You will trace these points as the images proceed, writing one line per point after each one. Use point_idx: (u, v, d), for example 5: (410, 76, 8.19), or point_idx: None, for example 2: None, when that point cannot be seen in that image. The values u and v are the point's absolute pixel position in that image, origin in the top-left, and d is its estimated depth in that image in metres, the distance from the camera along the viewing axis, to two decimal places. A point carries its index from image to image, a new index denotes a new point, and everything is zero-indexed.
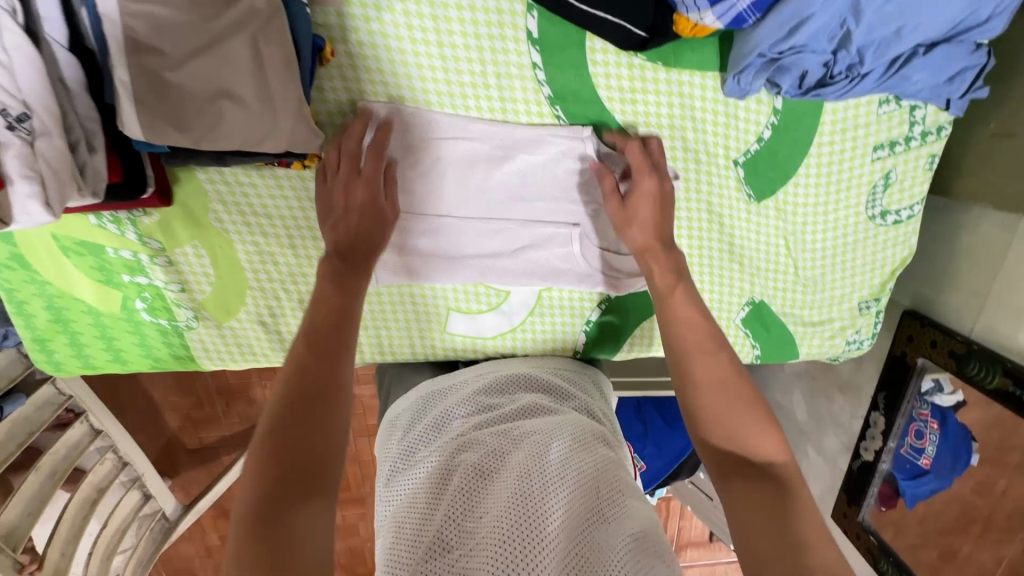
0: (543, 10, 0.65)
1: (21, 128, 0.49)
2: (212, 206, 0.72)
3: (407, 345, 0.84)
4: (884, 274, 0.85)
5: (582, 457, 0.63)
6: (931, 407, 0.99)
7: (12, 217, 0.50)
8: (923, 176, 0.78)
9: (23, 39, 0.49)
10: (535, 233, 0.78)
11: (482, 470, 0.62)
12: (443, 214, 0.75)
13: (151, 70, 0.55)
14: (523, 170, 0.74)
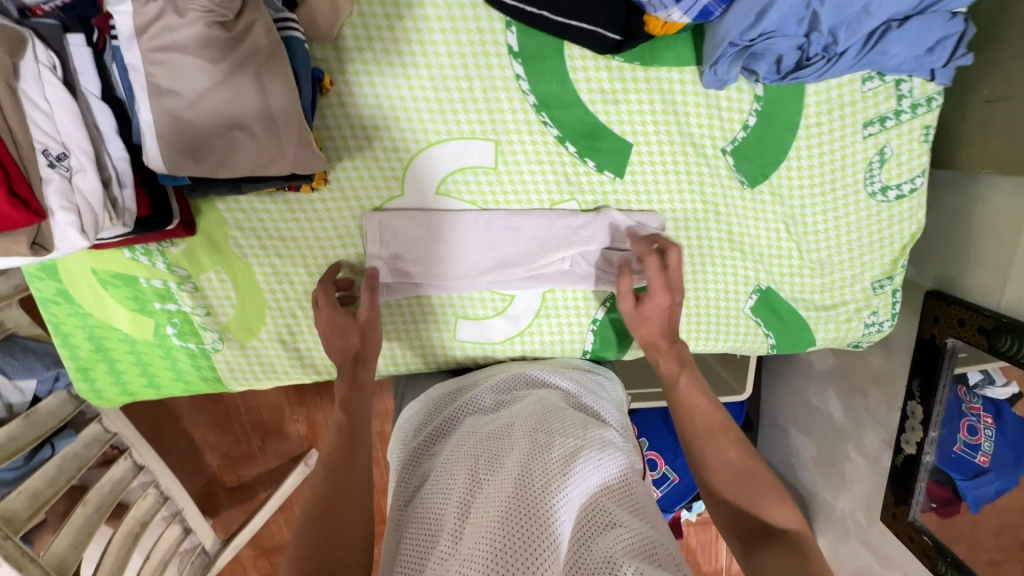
0: (520, 26, 0.70)
1: (60, 166, 0.55)
2: (232, 233, 0.78)
3: (419, 354, 0.86)
4: (896, 252, 0.83)
5: (594, 458, 0.66)
6: (983, 401, 0.93)
7: (53, 245, 0.56)
8: (920, 148, 0.78)
9: (61, 90, 0.56)
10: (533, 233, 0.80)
11: (490, 464, 0.65)
12: (443, 223, 0.79)
13: (171, 110, 0.61)
14: (515, 173, 0.78)
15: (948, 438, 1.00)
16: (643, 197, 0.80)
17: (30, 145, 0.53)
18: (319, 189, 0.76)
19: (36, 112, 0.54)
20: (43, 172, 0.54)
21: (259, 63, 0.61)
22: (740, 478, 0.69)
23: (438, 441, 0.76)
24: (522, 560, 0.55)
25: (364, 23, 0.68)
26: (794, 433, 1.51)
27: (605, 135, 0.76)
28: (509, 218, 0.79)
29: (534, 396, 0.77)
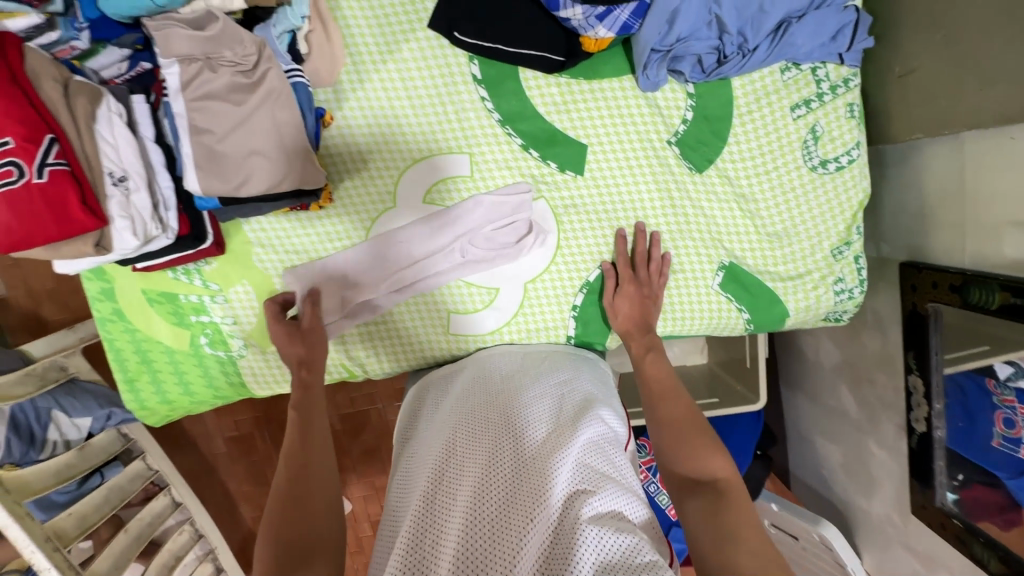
0: (481, 59, 0.86)
1: (121, 186, 0.71)
2: (254, 250, 0.92)
3: (417, 350, 0.96)
4: (848, 219, 0.90)
5: (566, 435, 0.70)
6: (1017, 392, 0.85)
7: (112, 246, 0.71)
8: (848, 123, 0.87)
9: (125, 131, 0.73)
10: (497, 238, 0.90)
11: (472, 442, 0.70)
12: (419, 235, 0.91)
13: (206, 144, 0.78)
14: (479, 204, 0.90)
15: (972, 428, 0.94)
16: (603, 190, 0.90)
17: (102, 169, 0.70)
18: (326, 207, 0.90)
19: (109, 148, 0.72)
20: (107, 190, 0.70)
21: (274, 102, 0.78)
22: (682, 428, 0.71)
23: (421, 421, 0.84)
24: (495, 527, 0.59)
25: (356, 70, 0.86)
26: (819, 442, 1.46)
27: (563, 140, 0.88)
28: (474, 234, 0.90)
29: (513, 382, 0.82)
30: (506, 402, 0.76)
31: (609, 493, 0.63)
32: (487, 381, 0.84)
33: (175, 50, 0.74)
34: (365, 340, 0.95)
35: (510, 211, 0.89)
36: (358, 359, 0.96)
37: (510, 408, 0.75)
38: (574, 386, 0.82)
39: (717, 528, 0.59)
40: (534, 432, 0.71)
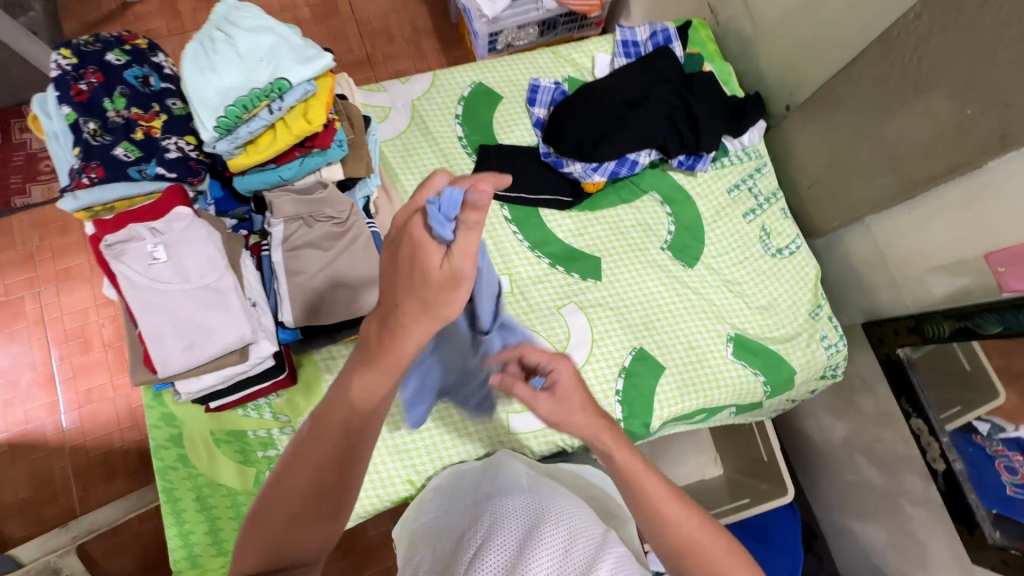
0: (511, 204, 1.11)
1: (148, 257, 0.75)
2: (322, 375, 0.99)
3: (490, 442, 1.01)
4: (811, 289, 1.13)
5: (553, 518, 0.74)
6: (1005, 442, 1.01)
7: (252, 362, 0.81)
8: (786, 221, 1.16)
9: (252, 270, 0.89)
10: (200, 273, 0.77)
11: (494, 526, 0.73)
12: (188, 283, 0.76)
13: (301, 283, 0.91)
14: (190, 250, 0.77)
15: (979, 471, 1.07)
16: (618, 287, 1.10)
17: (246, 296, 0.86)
18: None
19: (192, 248, 0.77)
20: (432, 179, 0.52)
21: (358, 244, 0.94)
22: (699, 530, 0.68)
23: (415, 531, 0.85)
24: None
25: None
26: (857, 525, 1.41)
27: (580, 256, 1.11)
28: (193, 282, 0.76)
29: (497, 492, 0.81)
30: (497, 503, 0.78)
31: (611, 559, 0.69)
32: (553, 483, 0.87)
33: (282, 211, 0.91)
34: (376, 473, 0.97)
35: (175, 251, 0.76)
36: (422, 473, 0.98)
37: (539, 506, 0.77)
38: (544, 495, 0.80)
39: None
40: (532, 513, 0.75)
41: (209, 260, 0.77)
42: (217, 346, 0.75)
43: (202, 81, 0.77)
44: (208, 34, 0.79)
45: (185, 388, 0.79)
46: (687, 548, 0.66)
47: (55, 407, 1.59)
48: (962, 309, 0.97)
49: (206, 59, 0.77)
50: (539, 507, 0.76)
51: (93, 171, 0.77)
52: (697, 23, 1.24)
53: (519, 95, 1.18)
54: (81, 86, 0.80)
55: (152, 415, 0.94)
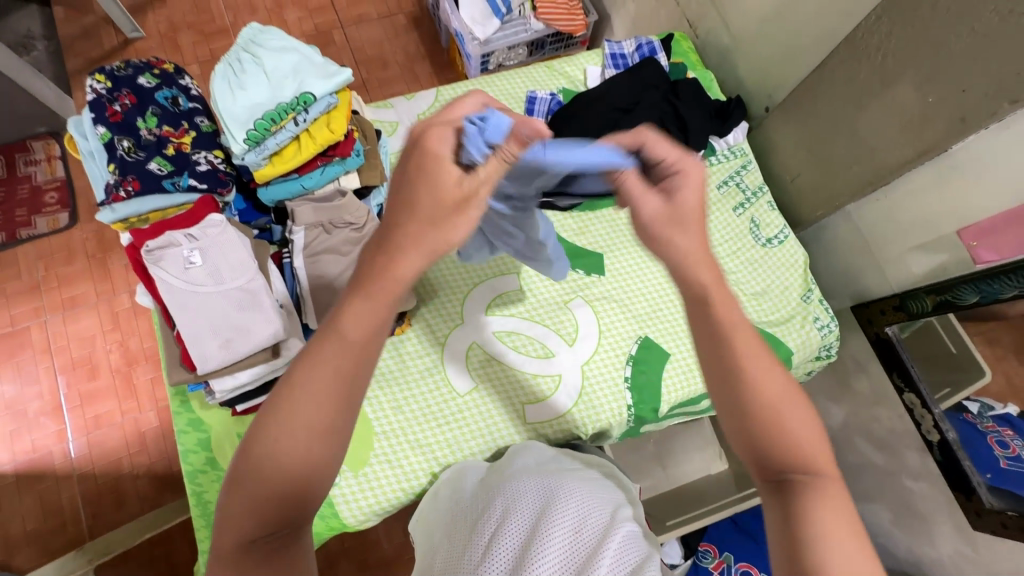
0: None
1: (186, 260, 0.80)
2: None
3: (508, 431, 1.05)
4: (802, 275, 1.20)
5: (563, 503, 0.76)
6: (996, 418, 1.06)
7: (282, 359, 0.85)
8: (773, 212, 1.24)
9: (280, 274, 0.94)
10: (233, 276, 0.82)
11: (506, 512, 0.75)
12: (220, 285, 0.81)
13: (322, 287, 0.95)
14: (222, 254, 0.82)
15: (973, 445, 1.11)
16: (620, 281, 1.16)
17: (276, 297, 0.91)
18: (407, 331, 1.08)
19: (225, 252, 0.82)
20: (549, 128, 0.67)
21: None
22: (780, 389, 0.57)
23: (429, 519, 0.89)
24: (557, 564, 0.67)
25: None
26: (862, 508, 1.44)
27: (583, 253, 1.17)
28: (225, 284, 0.81)
29: (506, 480, 0.84)
30: (508, 489, 0.80)
31: (623, 542, 0.71)
32: (562, 466, 0.89)
33: (302, 218, 0.96)
34: (399, 467, 1.00)
35: (210, 255, 0.81)
36: (444, 464, 1.01)
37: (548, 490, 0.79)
38: (553, 479, 0.82)
39: (792, 540, 0.50)
40: (542, 499, 0.77)
41: (241, 263, 0.82)
42: (251, 343, 0.80)
43: (231, 98, 0.83)
44: (236, 55, 0.86)
45: (218, 387, 0.82)
46: (758, 406, 0.56)
47: (64, 434, 1.51)
48: (941, 283, 1.05)
49: (235, 79, 0.84)
50: (549, 492, 0.78)
51: (130, 184, 0.82)
52: (679, 36, 1.34)
53: (518, 106, 1.26)
54: (116, 107, 0.86)
55: (180, 421, 0.97)
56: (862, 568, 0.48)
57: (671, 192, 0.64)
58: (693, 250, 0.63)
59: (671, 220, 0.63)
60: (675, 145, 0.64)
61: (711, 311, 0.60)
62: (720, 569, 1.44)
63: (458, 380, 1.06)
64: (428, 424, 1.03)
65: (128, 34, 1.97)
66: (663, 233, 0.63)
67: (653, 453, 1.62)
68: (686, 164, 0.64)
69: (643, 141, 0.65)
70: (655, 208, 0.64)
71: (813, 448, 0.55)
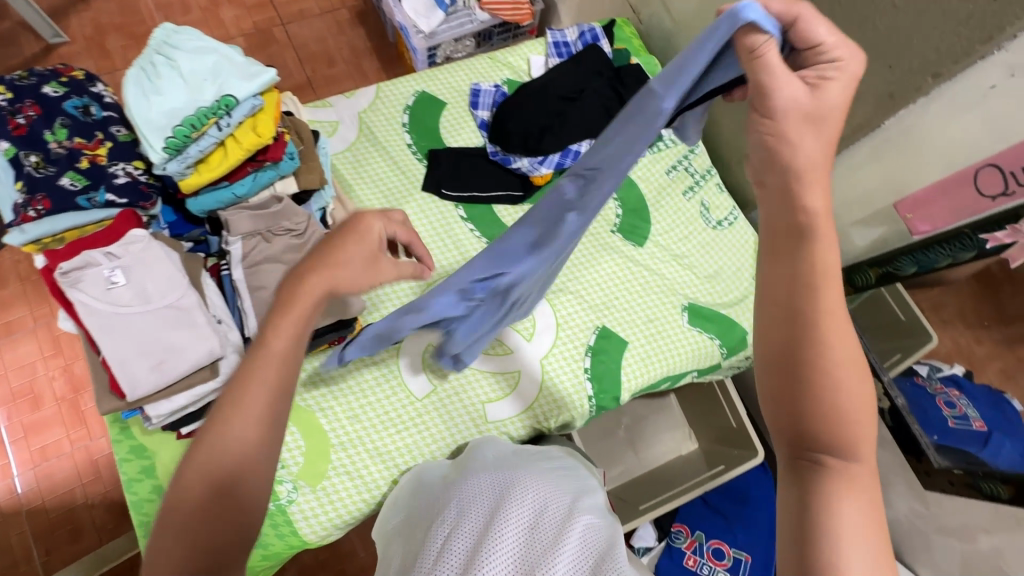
0: (465, 204, 1.15)
1: (108, 280, 0.75)
2: (296, 389, 1.00)
3: (470, 431, 1.03)
4: (752, 255, 1.23)
5: (516, 496, 0.76)
6: (944, 379, 1.16)
7: (218, 374, 0.80)
8: (722, 195, 1.25)
9: (215, 289, 0.91)
10: (162, 294, 0.77)
11: (460, 512, 0.75)
12: (148, 304, 0.76)
13: (265, 299, 0.91)
14: (148, 272, 0.77)
15: (923, 409, 1.18)
16: (575, 272, 1.15)
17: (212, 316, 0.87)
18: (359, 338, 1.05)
19: (151, 270, 0.77)
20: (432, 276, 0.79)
21: None
22: (842, 368, 0.49)
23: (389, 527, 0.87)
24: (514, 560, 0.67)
25: None
26: None
27: None
28: (153, 304, 0.76)
29: (462, 479, 0.83)
30: (462, 490, 0.80)
31: (577, 532, 0.70)
32: (519, 460, 0.89)
33: (239, 227, 0.92)
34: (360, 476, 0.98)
35: (134, 274, 0.76)
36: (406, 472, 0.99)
37: (502, 485, 0.79)
38: (508, 473, 0.82)
39: (803, 518, 0.48)
40: (496, 494, 0.77)
41: (171, 281, 0.78)
42: (185, 363, 0.76)
43: (146, 104, 0.78)
44: (149, 59, 0.80)
45: (154, 413, 0.78)
46: (814, 380, 0.48)
47: (7, 470, 1.42)
48: (881, 256, 1.09)
49: (148, 83, 0.79)
50: (503, 487, 0.78)
51: (40, 203, 0.76)
52: (621, 22, 1.33)
53: (462, 99, 1.23)
54: (19, 121, 0.80)
55: (121, 449, 0.93)
56: (861, 532, 0.47)
57: (819, 86, 0.48)
58: (819, 154, 0.48)
59: (810, 115, 0.47)
60: (833, 25, 0.49)
61: (808, 245, 0.49)
62: (692, 548, 1.46)
63: (415, 384, 1.04)
64: (388, 431, 1.00)
65: (50, 40, 1.86)
66: (789, 124, 0.47)
67: (625, 438, 1.63)
68: (843, 49, 0.49)
69: (801, 14, 0.48)
70: (798, 94, 0.47)
71: (855, 434, 0.49)
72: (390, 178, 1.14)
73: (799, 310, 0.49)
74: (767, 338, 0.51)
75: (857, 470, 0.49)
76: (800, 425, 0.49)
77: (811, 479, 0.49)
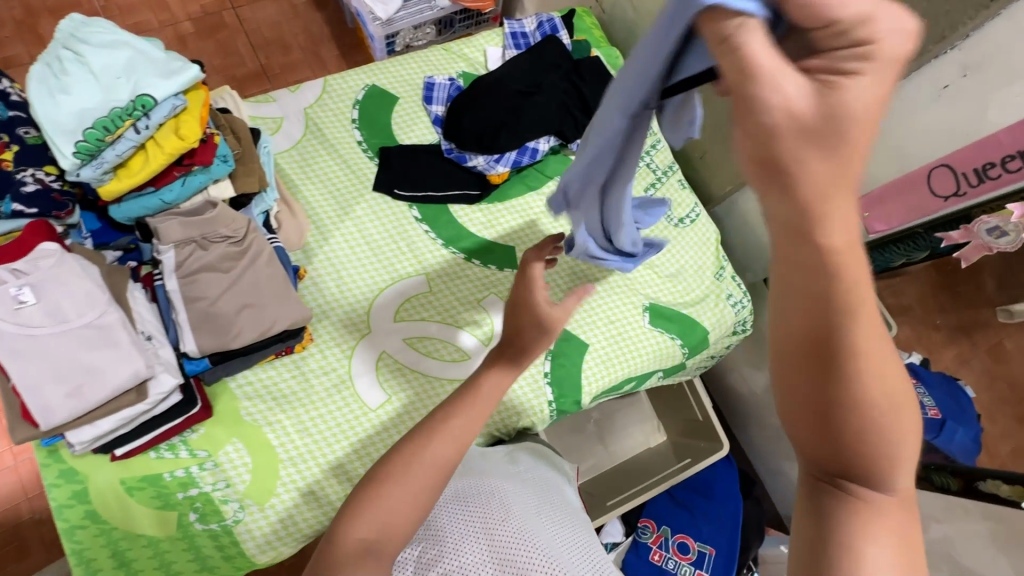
0: (419, 204, 1.11)
1: (15, 300, 0.69)
2: (241, 404, 0.94)
3: None
4: (714, 252, 1.22)
5: (489, 503, 0.70)
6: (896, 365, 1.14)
7: (147, 396, 0.75)
8: (684, 191, 1.23)
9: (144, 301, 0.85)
10: (80, 312, 0.72)
11: (429, 524, 0.68)
12: (66, 323, 0.71)
13: (202, 310, 0.86)
14: (64, 288, 0.71)
15: None
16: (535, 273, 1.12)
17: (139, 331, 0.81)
18: (308, 347, 0.99)
19: (66, 287, 0.72)
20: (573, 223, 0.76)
21: (259, 262, 0.90)
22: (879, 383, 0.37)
23: None
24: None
25: (319, 232, 1.05)
26: (787, 465, 1.53)
27: (493, 248, 1.11)
28: (72, 323, 0.71)
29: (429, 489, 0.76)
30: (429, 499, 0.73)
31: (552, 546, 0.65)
32: (488, 468, 0.84)
33: (170, 236, 0.86)
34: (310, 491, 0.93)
35: (47, 291, 0.70)
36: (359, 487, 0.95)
37: (476, 492, 0.73)
38: (480, 481, 0.76)
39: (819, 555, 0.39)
40: (465, 503, 0.70)
41: (90, 298, 0.72)
42: (108, 387, 0.70)
43: (51, 104, 0.71)
44: (55, 53, 0.73)
45: (77, 439, 0.73)
46: (845, 399, 0.37)
47: None
48: None
49: (55, 81, 0.72)
50: (474, 495, 0.72)
51: None
52: (581, 12, 1.28)
53: (415, 93, 1.17)
54: None
55: (49, 474, 0.86)
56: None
57: (830, 90, 0.31)
58: (836, 184, 0.31)
59: (816, 136, 0.30)
60: None
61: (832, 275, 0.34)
62: (658, 543, 1.47)
63: (369, 394, 0.98)
64: (339, 445, 0.95)
65: None
66: (787, 143, 0.31)
67: (595, 432, 1.60)
68: (876, 25, 0.31)
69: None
70: (795, 102, 0.30)
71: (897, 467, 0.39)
72: (339, 178, 1.09)
73: (828, 326, 0.35)
74: (789, 351, 0.38)
75: (887, 501, 0.39)
76: (825, 448, 0.39)
77: (833, 513, 0.40)
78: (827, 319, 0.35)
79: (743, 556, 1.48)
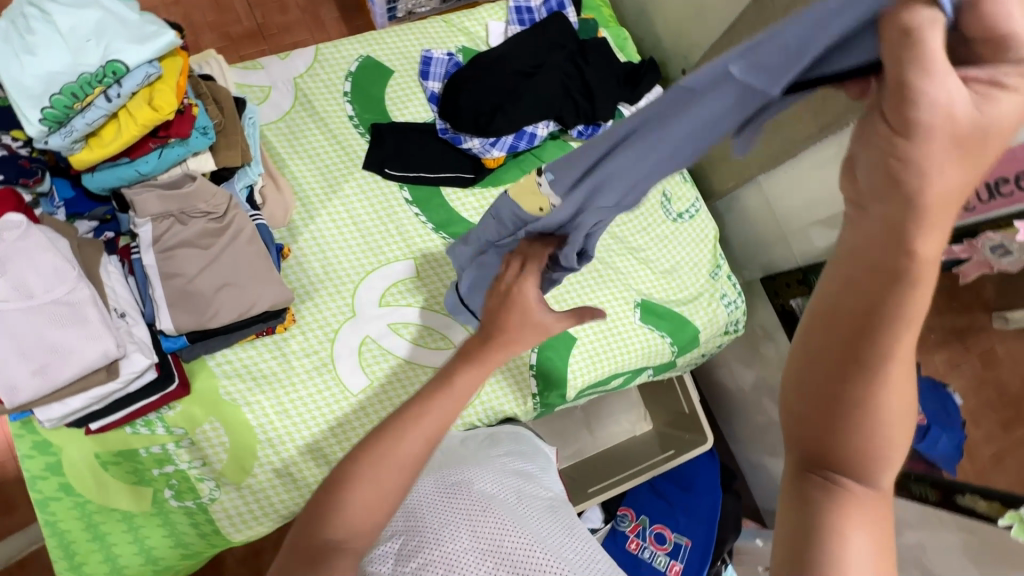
0: (410, 185, 1.07)
1: None
2: (220, 382, 0.91)
3: None
4: (711, 250, 1.19)
5: (471, 490, 0.67)
6: None
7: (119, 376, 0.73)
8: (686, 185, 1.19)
9: (117, 275, 0.83)
10: (48, 288, 0.69)
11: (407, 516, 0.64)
12: (34, 299, 0.69)
13: (180, 287, 0.83)
14: (30, 262, 0.69)
15: None
16: None
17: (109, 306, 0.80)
18: (290, 328, 0.97)
19: (33, 261, 0.69)
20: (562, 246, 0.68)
21: (240, 239, 0.87)
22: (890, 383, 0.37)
23: None
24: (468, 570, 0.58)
25: (305, 210, 1.02)
26: (768, 461, 1.54)
27: None
28: (40, 299, 0.69)
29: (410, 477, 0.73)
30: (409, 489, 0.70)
31: (538, 535, 0.62)
32: (475, 456, 0.81)
33: (147, 209, 0.83)
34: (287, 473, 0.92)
35: (13, 266, 0.68)
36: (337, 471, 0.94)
37: (458, 481, 0.70)
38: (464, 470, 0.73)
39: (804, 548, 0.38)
40: (446, 492, 0.67)
41: (59, 273, 0.70)
42: (76, 367, 0.69)
43: (16, 65, 0.67)
44: (19, 8, 0.68)
45: (45, 417, 0.73)
46: (860, 396, 0.36)
47: None
48: None
49: (19, 40, 0.67)
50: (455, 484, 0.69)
51: None
52: None
53: (411, 67, 1.12)
54: None
55: (23, 445, 0.85)
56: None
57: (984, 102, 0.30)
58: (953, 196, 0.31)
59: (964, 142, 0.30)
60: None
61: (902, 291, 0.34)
62: (636, 532, 1.49)
63: (351, 378, 0.96)
64: (317, 427, 0.94)
65: None
66: (931, 148, 0.30)
67: (581, 419, 1.60)
68: None
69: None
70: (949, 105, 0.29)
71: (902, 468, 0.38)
72: (328, 154, 1.05)
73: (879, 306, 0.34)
74: (821, 350, 0.37)
75: (871, 497, 0.38)
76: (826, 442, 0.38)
77: (818, 501, 0.38)
78: (868, 319, 0.35)
79: (717, 548, 1.50)
